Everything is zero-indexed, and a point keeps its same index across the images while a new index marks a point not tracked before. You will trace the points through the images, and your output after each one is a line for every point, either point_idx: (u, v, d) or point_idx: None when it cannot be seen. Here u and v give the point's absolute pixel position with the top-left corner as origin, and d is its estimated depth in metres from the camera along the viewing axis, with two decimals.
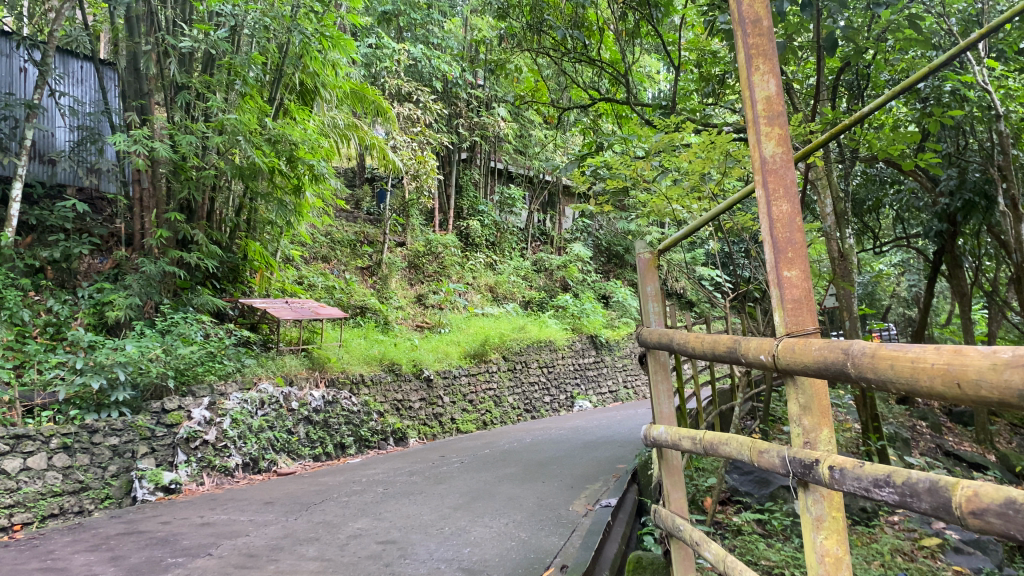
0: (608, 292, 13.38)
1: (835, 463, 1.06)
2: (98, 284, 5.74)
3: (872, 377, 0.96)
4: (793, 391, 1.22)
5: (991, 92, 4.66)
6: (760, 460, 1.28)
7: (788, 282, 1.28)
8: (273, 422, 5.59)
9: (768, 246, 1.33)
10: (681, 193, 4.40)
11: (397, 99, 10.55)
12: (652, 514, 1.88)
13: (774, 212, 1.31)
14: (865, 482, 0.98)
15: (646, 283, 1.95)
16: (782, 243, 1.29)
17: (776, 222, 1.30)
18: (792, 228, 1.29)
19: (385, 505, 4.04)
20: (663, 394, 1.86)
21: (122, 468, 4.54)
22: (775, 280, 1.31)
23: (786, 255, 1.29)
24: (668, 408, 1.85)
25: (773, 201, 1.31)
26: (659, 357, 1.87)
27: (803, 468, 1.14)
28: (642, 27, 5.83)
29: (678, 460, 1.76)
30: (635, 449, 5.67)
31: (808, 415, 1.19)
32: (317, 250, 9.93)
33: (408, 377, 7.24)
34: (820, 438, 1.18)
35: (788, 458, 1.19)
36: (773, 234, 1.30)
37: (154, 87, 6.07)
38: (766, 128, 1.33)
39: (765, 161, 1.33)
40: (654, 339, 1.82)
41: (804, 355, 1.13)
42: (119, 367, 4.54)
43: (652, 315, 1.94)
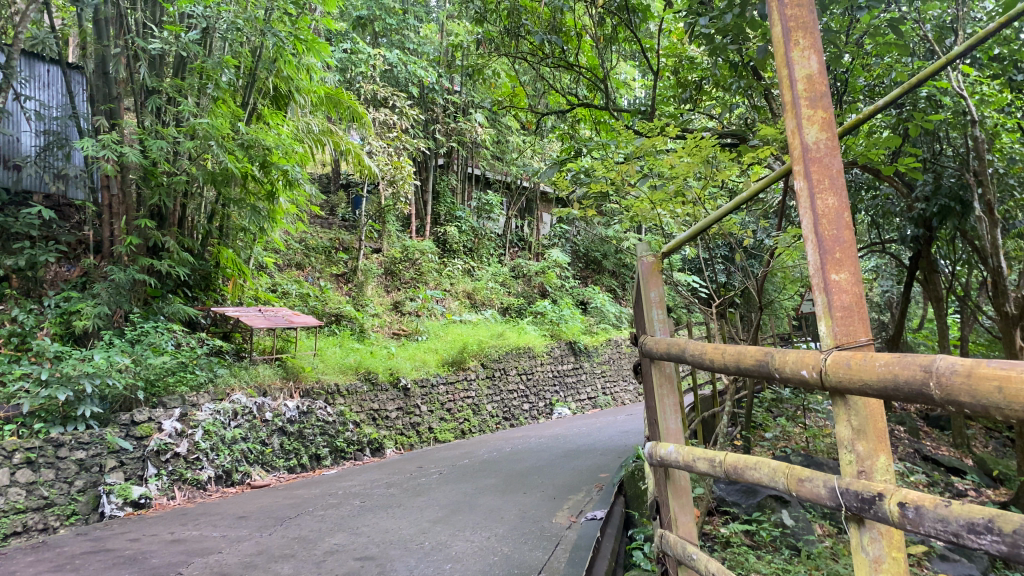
0: (586, 298, 13.34)
1: (907, 500, 0.93)
2: (64, 293, 5.54)
3: (967, 400, 0.82)
4: (844, 413, 1.10)
5: (967, 97, 4.67)
6: (803, 491, 1.16)
7: (837, 286, 1.14)
8: (247, 433, 5.47)
9: (812, 245, 1.19)
10: (665, 198, 4.33)
11: (373, 105, 10.45)
12: (657, 539, 1.80)
13: (819, 208, 1.17)
14: (955, 526, 0.85)
15: (649, 288, 1.86)
16: (829, 241, 1.16)
17: (822, 217, 1.16)
18: (841, 225, 1.15)
19: (362, 519, 3.93)
20: (669, 408, 1.78)
21: (89, 483, 4.39)
22: (822, 285, 1.16)
23: (834, 255, 1.15)
24: (674, 424, 1.78)
25: (818, 195, 1.18)
26: (664, 369, 1.80)
27: (859, 503, 1.01)
28: (619, 32, 5.80)
29: (686, 481, 1.73)
30: (616, 457, 5.61)
31: (862, 440, 1.06)
32: (291, 257, 9.80)
33: (385, 386, 7.12)
34: (877, 466, 1.06)
35: (839, 489, 1.06)
36: (818, 231, 1.17)
37: (123, 91, 5.92)
38: (809, 112, 1.20)
39: (808, 148, 1.20)
40: (660, 349, 1.71)
41: (865, 371, 0.99)
42: (86, 379, 4.39)
43: (656, 323, 1.85)
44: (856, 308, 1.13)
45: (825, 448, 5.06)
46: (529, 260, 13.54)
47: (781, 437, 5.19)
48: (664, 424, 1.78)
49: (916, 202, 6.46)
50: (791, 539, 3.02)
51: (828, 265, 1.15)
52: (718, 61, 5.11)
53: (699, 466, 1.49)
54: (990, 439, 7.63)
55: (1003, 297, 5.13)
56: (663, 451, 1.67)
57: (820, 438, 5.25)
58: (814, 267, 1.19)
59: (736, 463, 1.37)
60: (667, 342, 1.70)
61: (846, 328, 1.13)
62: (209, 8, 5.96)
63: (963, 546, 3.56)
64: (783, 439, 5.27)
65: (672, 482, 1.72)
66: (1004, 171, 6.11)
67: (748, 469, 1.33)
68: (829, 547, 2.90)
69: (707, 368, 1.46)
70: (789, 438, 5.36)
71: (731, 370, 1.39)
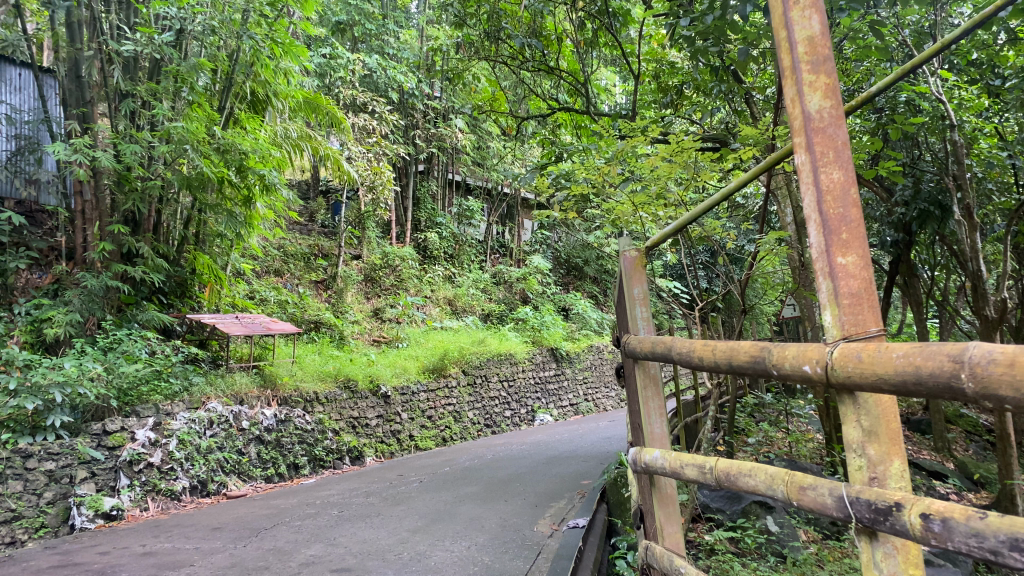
0: (568, 305, 13.32)
1: (932, 512, 0.87)
2: (35, 301, 5.39)
3: (1007, 396, 0.75)
4: (852, 414, 1.05)
5: (945, 101, 4.67)
6: (806, 500, 1.10)
7: (844, 271, 1.09)
8: (223, 443, 5.36)
9: (816, 225, 1.14)
10: (646, 201, 4.29)
11: (352, 110, 10.36)
12: (640, 551, 1.75)
13: (823, 182, 1.12)
14: (993, 543, 0.79)
15: (632, 285, 1.81)
16: (835, 219, 1.10)
17: (827, 193, 1.11)
18: (847, 201, 1.10)
19: (340, 529, 3.85)
20: (654, 412, 1.73)
21: (59, 495, 4.28)
22: (827, 270, 1.11)
23: (840, 236, 1.10)
24: (659, 429, 1.73)
25: (821, 169, 1.13)
26: (648, 370, 1.74)
27: (872, 514, 0.96)
28: (599, 37, 5.76)
29: (672, 490, 1.67)
30: (599, 464, 5.56)
31: (873, 443, 1.01)
32: (269, 263, 9.68)
33: (365, 394, 7.03)
34: (890, 472, 1.00)
35: (849, 499, 1.01)
36: (823, 208, 1.12)
37: (97, 95, 5.80)
38: (810, 77, 1.15)
39: (811, 117, 1.15)
40: (644, 349, 1.66)
41: (882, 364, 0.91)
42: (57, 388, 4.30)
43: (639, 321, 1.79)
44: (864, 295, 1.07)
45: (808, 453, 5.04)
46: (511, 267, 13.51)
47: (765, 442, 5.16)
48: (648, 429, 1.72)
49: (896, 206, 6.43)
50: (777, 545, 2.97)
51: (833, 248, 1.10)
52: (698, 66, 5.11)
53: (686, 474, 1.43)
54: (970, 442, 7.65)
55: (982, 300, 5.05)
56: (649, 458, 1.61)
57: (803, 442, 5.24)
58: (817, 249, 1.14)
59: (727, 470, 1.31)
60: (650, 342, 1.64)
61: (854, 318, 1.07)
62: (183, 10, 5.88)
63: (946, 551, 3.54)
64: (765, 445, 5.24)
65: (657, 491, 1.66)
66: (982, 175, 6.13)
67: (741, 476, 1.27)
68: (814, 553, 2.87)
69: (696, 367, 1.40)
70: (772, 443, 5.33)
71: (722, 367, 1.33)
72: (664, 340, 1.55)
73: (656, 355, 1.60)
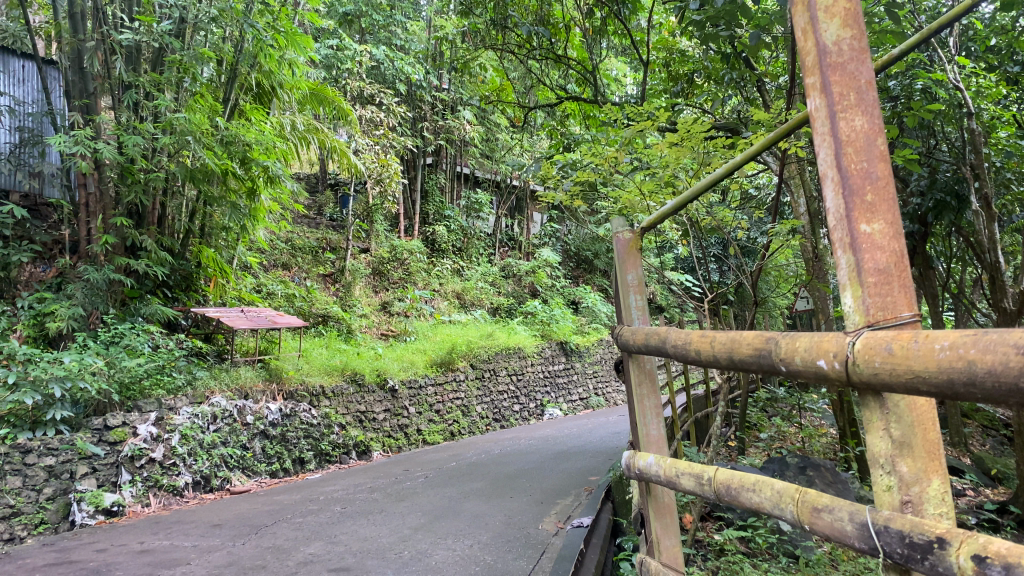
0: (578, 298, 13.22)
1: (982, 552, 0.75)
2: (38, 294, 5.36)
3: None
4: (880, 422, 0.95)
5: (963, 88, 4.53)
6: (820, 525, 1.00)
7: (868, 241, 0.99)
8: (227, 438, 5.30)
9: (834, 185, 1.04)
10: (655, 188, 4.18)
11: (360, 102, 10.28)
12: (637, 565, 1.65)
13: (844, 131, 1.02)
14: None
15: (625, 271, 1.71)
16: (858, 177, 1.00)
17: (848, 143, 1.02)
18: (872, 154, 1.00)
19: (341, 526, 3.78)
20: (649, 411, 1.63)
21: (59, 490, 4.23)
22: (850, 240, 1.01)
23: (865, 198, 0.99)
24: (656, 429, 1.64)
25: (841, 115, 1.03)
26: (643, 366, 1.65)
27: (906, 549, 0.85)
28: (608, 25, 5.63)
29: (671, 497, 1.57)
30: (608, 459, 5.48)
31: (907, 458, 0.92)
32: (277, 257, 9.62)
33: (372, 388, 6.96)
34: (928, 493, 0.91)
35: (875, 528, 0.90)
36: (843, 161, 1.02)
37: (100, 87, 5.74)
38: (828, 3, 1.06)
39: (828, 51, 1.05)
40: (637, 341, 1.57)
41: (925, 359, 0.80)
42: (57, 383, 4.25)
43: (633, 310, 1.70)
44: (893, 270, 0.97)
45: (821, 448, 4.94)
46: (520, 260, 13.43)
47: (777, 438, 5.07)
48: (643, 430, 1.63)
49: (910, 196, 6.31)
50: (789, 545, 2.88)
51: (855, 213, 1.00)
52: (709, 53, 5.00)
53: (684, 483, 1.34)
54: (987, 437, 7.52)
55: (1001, 293, 4.98)
56: (642, 463, 1.52)
57: (816, 437, 5.14)
58: (836, 216, 1.04)
59: (728, 482, 1.22)
60: (644, 335, 1.54)
61: (881, 300, 0.97)
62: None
63: None
64: (777, 440, 5.14)
65: (654, 499, 1.56)
66: (1001, 165, 5.98)
67: (744, 490, 1.18)
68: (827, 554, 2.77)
69: (695, 361, 1.31)
70: (785, 439, 5.23)
71: (724, 362, 1.23)
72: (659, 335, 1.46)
73: (650, 348, 1.51)
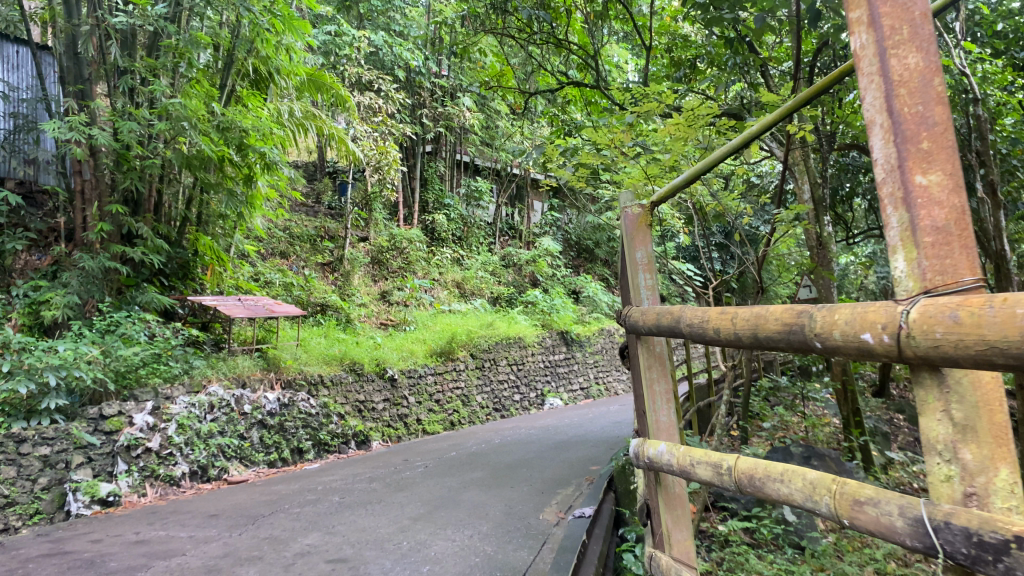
0: (578, 287, 13.15)
1: None
2: (33, 282, 5.30)
3: None
4: (938, 403, 0.84)
5: (971, 73, 4.46)
6: (863, 520, 0.90)
7: (925, 194, 0.87)
8: (224, 427, 5.25)
9: (885, 133, 0.93)
10: (658, 172, 4.10)
11: (358, 89, 10.19)
12: (645, 559, 1.59)
13: (896, 71, 0.91)
14: None
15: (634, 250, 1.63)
16: (912, 122, 0.89)
17: (902, 85, 0.90)
18: (928, 95, 0.88)
19: (340, 517, 3.74)
20: (659, 396, 1.55)
21: (54, 480, 4.17)
22: (904, 194, 0.89)
23: (919, 146, 0.88)
24: (665, 416, 1.55)
25: (892, 53, 0.92)
26: (652, 349, 1.58)
27: (974, 549, 0.74)
28: (609, 9, 5.53)
29: (681, 488, 1.50)
30: (610, 449, 5.44)
31: (971, 444, 0.81)
32: (275, 245, 9.56)
33: (371, 377, 6.91)
34: (996, 485, 0.79)
35: (933, 525, 0.80)
36: (895, 104, 0.90)
37: (95, 73, 5.68)
38: None
39: None
40: (647, 320, 1.50)
41: (1003, 325, 0.68)
42: (52, 372, 4.20)
43: (642, 290, 1.63)
44: (953, 229, 0.84)
45: (824, 437, 4.90)
46: (520, 249, 13.35)
47: (780, 427, 5.04)
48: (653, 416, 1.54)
49: None
50: (795, 536, 2.83)
51: (910, 163, 0.88)
52: (712, 37, 4.93)
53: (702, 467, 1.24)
54: None
55: (1006, 281, 4.95)
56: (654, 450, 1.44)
57: (819, 426, 5.10)
58: (886, 168, 0.93)
59: (753, 473, 1.13)
60: (657, 317, 1.46)
61: (940, 262, 0.84)
62: None
63: None
64: (781, 429, 5.09)
65: (664, 489, 1.50)
66: (1007, 152, 5.93)
67: (770, 480, 1.09)
68: (834, 546, 2.72)
69: (716, 342, 1.21)
70: (787, 428, 5.18)
71: (747, 341, 1.13)
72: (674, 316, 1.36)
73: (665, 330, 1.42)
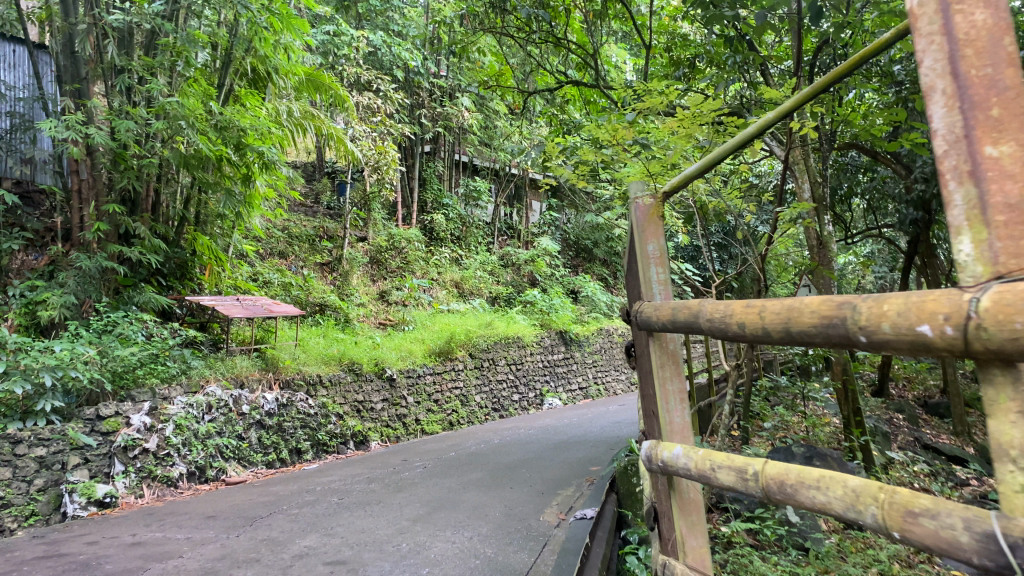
0: (577, 287, 13.13)
1: None
2: (29, 281, 5.27)
3: None
4: (1015, 404, 0.69)
5: None
6: (916, 535, 0.75)
7: (995, 166, 0.71)
8: (222, 428, 5.22)
9: (946, 101, 0.77)
10: (660, 171, 4.08)
11: (356, 88, 10.18)
12: (654, 565, 1.50)
13: (961, 28, 0.76)
14: None
15: (643, 242, 1.43)
16: (980, 85, 0.73)
17: (967, 44, 0.75)
18: (1000, 54, 0.72)
19: (338, 519, 3.70)
20: (672, 398, 1.38)
21: (49, 482, 4.14)
22: (970, 168, 0.73)
23: (990, 110, 0.72)
24: (679, 418, 1.38)
25: (956, 8, 0.77)
26: (663, 346, 1.40)
27: None
28: (609, 8, 5.51)
29: (696, 492, 1.41)
30: (610, 449, 5.41)
31: None
32: (273, 245, 9.53)
33: (370, 377, 6.88)
34: None
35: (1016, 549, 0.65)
36: (960, 64, 0.75)
37: (92, 72, 5.63)
38: None
39: None
40: (664, 318, 1.30)
41: None
42: (47, 372, 4.16)
43: (655, 286, 1.43)
44: None
45: (825, 437, 4.87)
46: (519, 248, 13.33)
47: (781, 427, 5.03)
48: (666, 418, 1.38)
49: (914, 183, 6.32)
50: (798, 538, 2.79)
51: (978, 132, 0.73)
52: (712, 36, 4.92)
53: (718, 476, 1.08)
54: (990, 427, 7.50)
55: None
56: (667, 453, 1.28)
57: (820, 426, 5.07)
58: (946, 141, 0.77)
59: (780, 478, 0.96)
60: (671, 311, 1.27)
61: (1018, 247, 0.68)
62: None
63: None
64: (781, 430, 5.06)
65: (678, 494, 1.40)
66: None
67: (801, 487, 0.93)
68: (838, 548, 2.69)
69: (737, 338, 1.05)
70: (788, 428, 5.15)
71: (773, 337, 0.97)
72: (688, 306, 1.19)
73: (679, 324, 1.23)
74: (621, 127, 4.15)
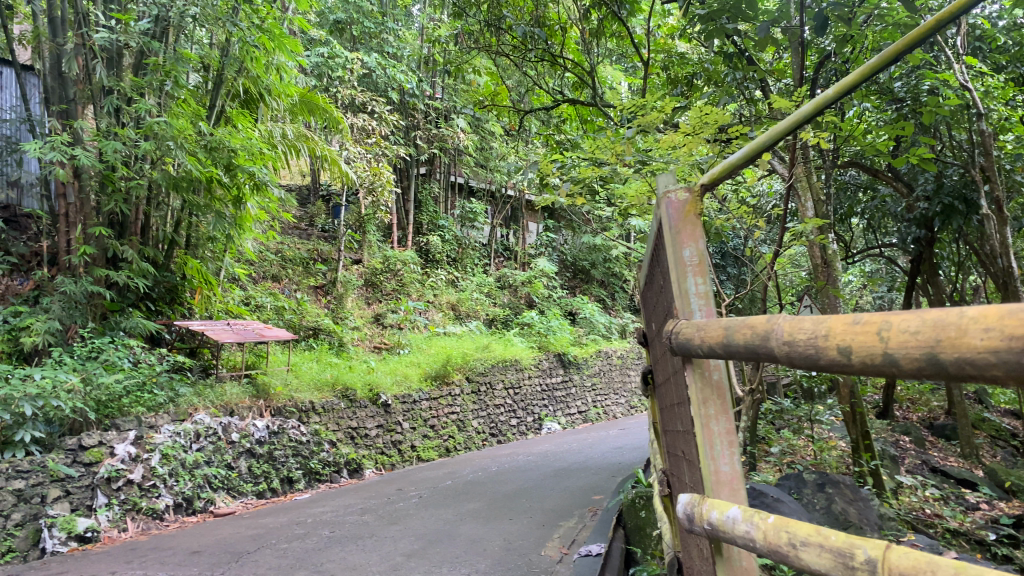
0: (575, 309, 12.99)
1: None
2: (13, 308, 5.13)
3: None
4: None
5: (972, 88, 4.40)
6: None
7: None
8: (211, 457, 5.05)
9: None
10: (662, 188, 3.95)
11: (351, 110, 10.08)
12: None
13: None
14: None
15: (679, 246, 1.03)
16: None
17: None
18: None
19: (329, 554, 3.54)
20: (716, 440, 0.95)
21: (28, 516, 3.98)
22: None
23: None
24: (728, 467, 0.95)
25: None
26: (705, 374, 0.96)
27: None
28: (607, 27, 5.39)
29: (751, 562, 0.90)
30: (610, 476, 5.28)
31: None
32: (266, 268, 9.39)
33: (364, 403, 6.70)
34: None
35: None
36: None
37: (80, 93, 5.47)
38: None
39: None
40: (701, 345, 0.89)
41: None
42: (27, 402, 4.00)
43: (693, 303, 1.01)
44: None
45: (833, 461, 4.71)
46: (516, 270, 13.21)
47: (788, 451, 4.88)
48: (708, 469, 0.95)
49: (916, 201, 6.24)
50: None
51: None
52: (710, 53, 4.81)
53: (797, 561, 0.69)
54: (997, 449, 7.35)
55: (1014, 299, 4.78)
56: (716, 516, 0.85)
57: (828, 450, 4.93)
58: None
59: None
60: (723, 332, 0.82)
61: None
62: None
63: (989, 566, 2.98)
64: (788, 454, 4.90)
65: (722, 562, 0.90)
66: (1011, 168, 5.84)
67: None
68: None
69: (825, 360, 0.64)
70: (795, 452, 5.01)
71: (902, 364, 0.55)
72: (740, 325, 0.78)
73: (733, 353, 0.80)
74: (619, 142, 4.03)
